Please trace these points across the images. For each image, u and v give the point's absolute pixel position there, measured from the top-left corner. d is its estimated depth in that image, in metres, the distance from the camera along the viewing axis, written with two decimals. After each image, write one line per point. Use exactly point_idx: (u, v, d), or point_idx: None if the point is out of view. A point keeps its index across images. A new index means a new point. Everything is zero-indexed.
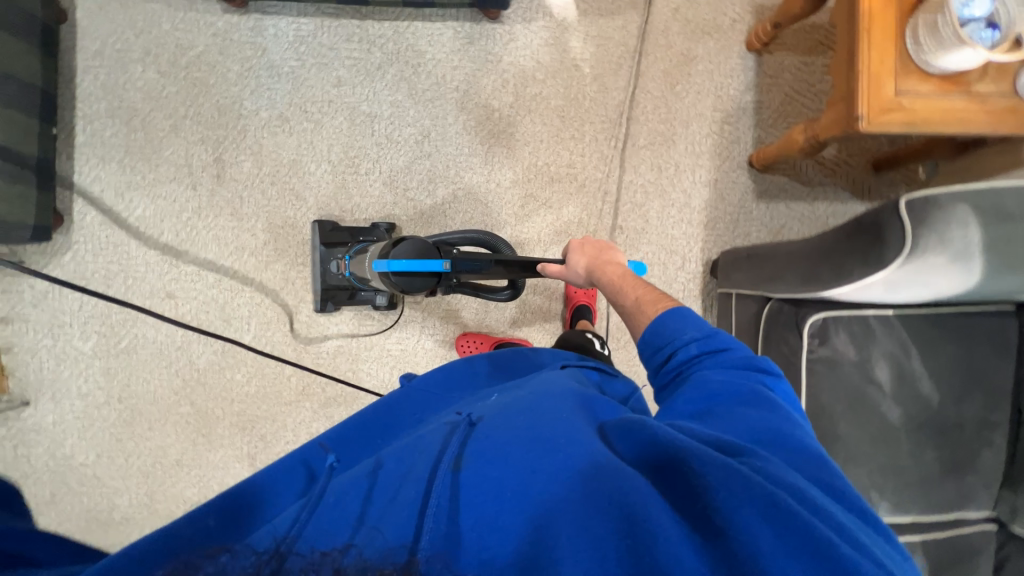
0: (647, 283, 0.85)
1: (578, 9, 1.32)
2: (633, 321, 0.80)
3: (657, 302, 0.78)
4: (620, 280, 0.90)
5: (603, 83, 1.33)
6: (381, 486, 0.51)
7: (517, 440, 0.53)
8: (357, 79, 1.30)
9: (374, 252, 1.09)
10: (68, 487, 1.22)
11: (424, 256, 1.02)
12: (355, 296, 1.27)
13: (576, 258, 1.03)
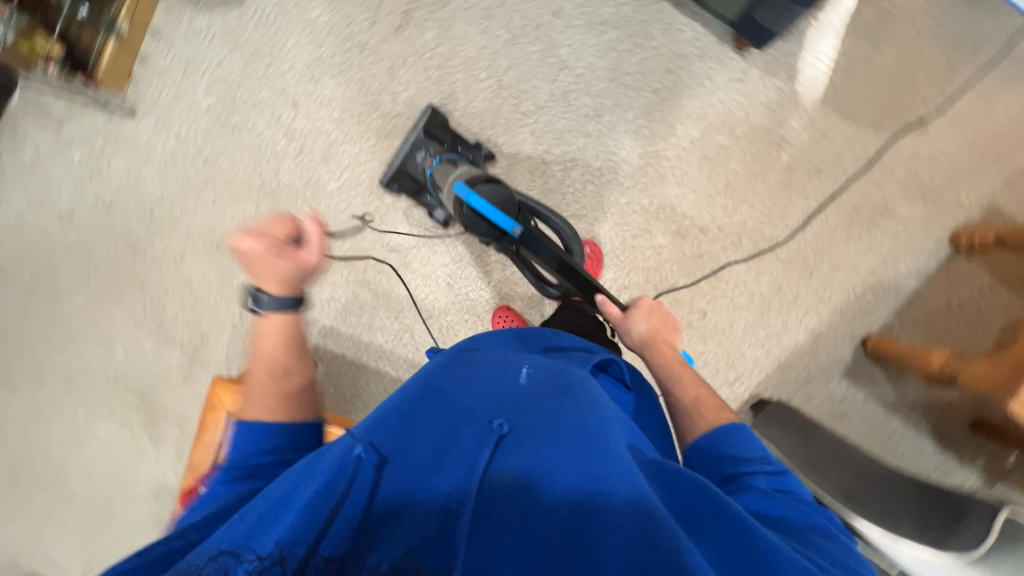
0: (703, 383, 0.85)
1: (823, 93, 1.18)
2: (686, 421, 0.79)
3: (713, 408, 0.78)
4: (675, 365, 0.89)
5: (791, 177, 1.21)
6: (401, 472, 0.54)
7: (558, 468, 0.54)
8: (575, 20, 1.20)
9: (461, 172, 1.06)
10: (130, 201, 1.36)
11: (501, 208, 0.99)
12: (422, 198, 1.28)
13: (635, 320, 0.96)
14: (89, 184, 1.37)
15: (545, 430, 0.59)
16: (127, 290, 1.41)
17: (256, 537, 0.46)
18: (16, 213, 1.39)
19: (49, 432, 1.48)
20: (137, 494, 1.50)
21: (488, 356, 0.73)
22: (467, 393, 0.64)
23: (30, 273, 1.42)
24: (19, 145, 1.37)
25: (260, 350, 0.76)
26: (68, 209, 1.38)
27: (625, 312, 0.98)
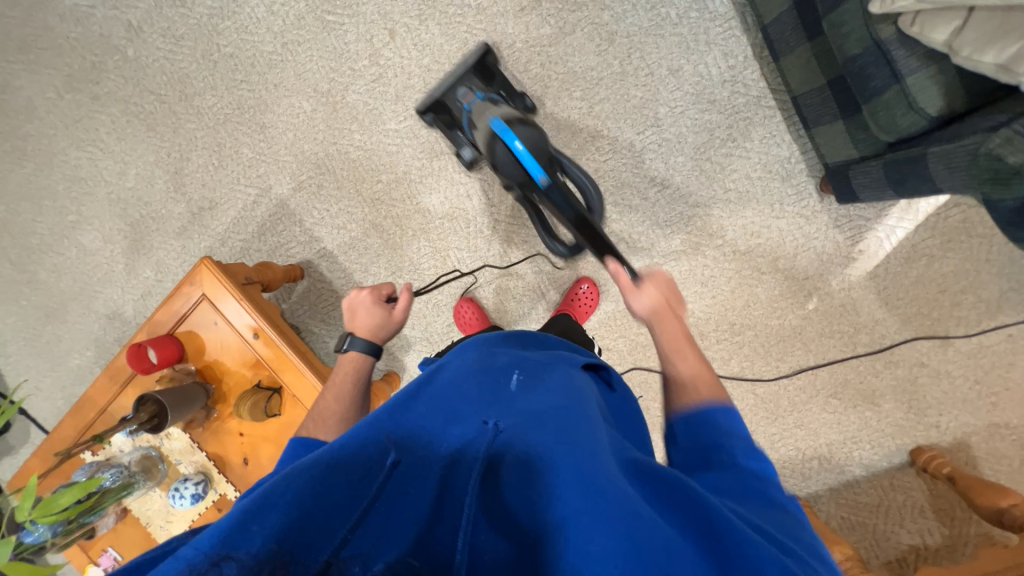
0: (701, 358, 0.74)
1: (873, 268, 1.17)
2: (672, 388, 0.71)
3: (708, 385, 0.68)
4: (673, 338, 0.77)
5: (803, 328, 1.21)
6: (402, 477, 0.50)
7: (554, 465, 0.49)
8: (688, 86, 1.16)
9: (499, 107, 0.95)
10: (200, 45, 1.34)
11: (536, 151, 0.89)
12: (454, 132, 1.15)
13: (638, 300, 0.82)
14: (167, 10, 1.34)
15: (542, 425, 0.55)
16: (162, 125, 1.40)
17: (251, 537, 0.39)
18: (91, 4, 1.38)
19: (41, 217, 1.52)
20: (94, 310, 1.55)
21: (481, 360, 0.69)
22: (463, 401, 0.61)
23: (80, 66, 1.41)
24: None
25: (334, 381, 0.97)
26: (138, 24, 1.36)
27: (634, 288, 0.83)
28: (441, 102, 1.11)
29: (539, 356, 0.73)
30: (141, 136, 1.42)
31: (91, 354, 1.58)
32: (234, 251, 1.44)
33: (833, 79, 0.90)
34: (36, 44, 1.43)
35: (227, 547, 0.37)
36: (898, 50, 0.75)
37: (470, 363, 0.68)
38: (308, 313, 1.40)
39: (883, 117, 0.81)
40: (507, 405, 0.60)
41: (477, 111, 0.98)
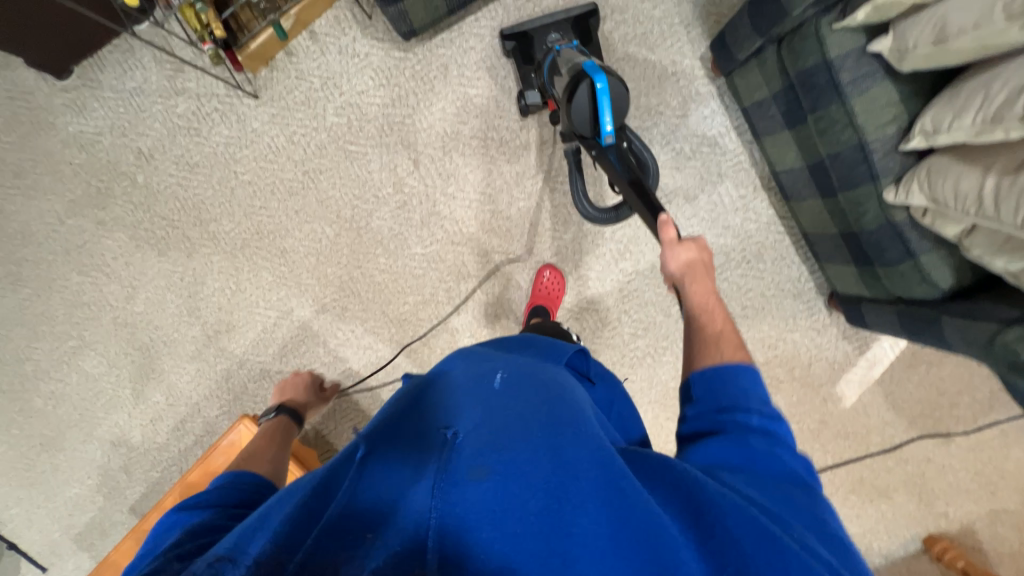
0: (730, 319, 0.75)
1: (880, 375, 1.26)
2: (697, 348, 0.71)
3: (733, 346, 0.68)
4: (702, 292, 0.81)
5: (821, 430, 1.29)
6: (374, 482, 0.48)
7: (520, 460, 0.47)
8: (703, 213, 1.24)
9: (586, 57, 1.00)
10: (216, 172, 1.33)
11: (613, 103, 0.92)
12: (528, 75, 1.20)
13: (679, 252, 0.85)
14: (181, 138, 1.33)
15: (506, 424, 0.51)
16: (175, 249, 1.37)
17: (247, 542, 0.44)
18: (97, 130, 1.35)
19: (37, 343, 1.44)
20: (97, 437, 1.47)
21: (464, 369, 0.66)
22: (442, 405, 0.57)
23: (84, 192, 1.37)
24: (128, 69, 1.32)
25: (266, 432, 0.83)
26: (148, 151, 1.34)
27: (674, 241, 0.87)
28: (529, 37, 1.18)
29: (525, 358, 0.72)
30: (152, 260, 1.38)
31: (92, 484, 1.49)
32: (253, 371, 1.41)
33: (844, 235, 0.99)
34: (35, 169, 1.38)
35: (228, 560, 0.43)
36: (911, 232, 0.84)
37: (461, 370, 0.66)
38: (332, 434, 1.35)
39: (898, 282, 0.90)
40: (481, 399, 0.57)
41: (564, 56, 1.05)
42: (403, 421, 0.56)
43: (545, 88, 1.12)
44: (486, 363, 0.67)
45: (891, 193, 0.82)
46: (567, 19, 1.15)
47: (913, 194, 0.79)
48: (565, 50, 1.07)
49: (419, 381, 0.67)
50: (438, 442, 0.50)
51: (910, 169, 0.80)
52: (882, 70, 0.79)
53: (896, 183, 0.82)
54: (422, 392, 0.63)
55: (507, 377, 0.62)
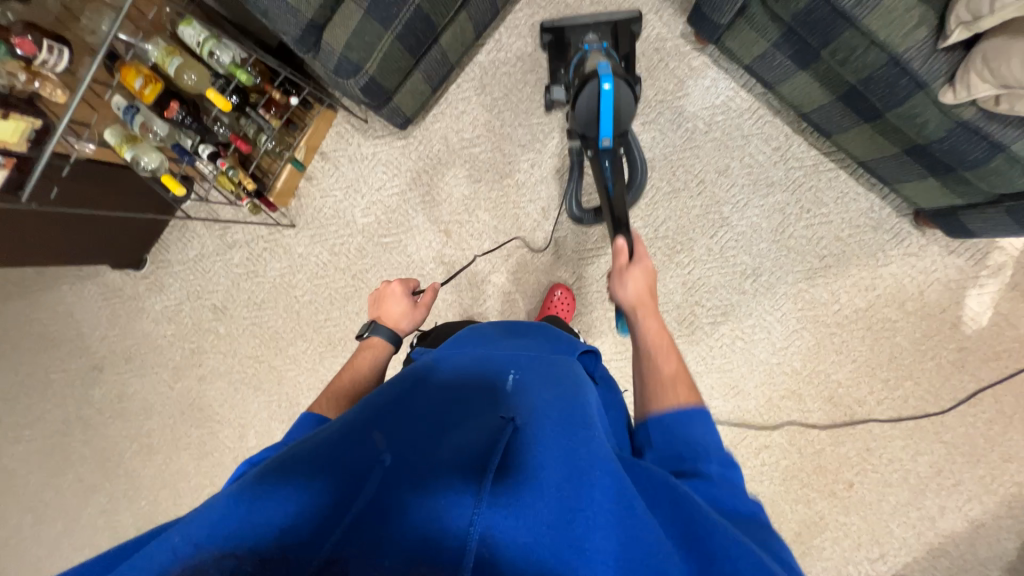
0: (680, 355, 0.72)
1: (1008, 281, 1.11)
2: (645, 388, 0.69)
3: (686, 388, 0.66)
4: (655, 328, 0.77)
5: (963, 358, 1.14)
6: (386, 471, 0.48)
7: (548, 457, 0.48)
8: (742, 180, 1.19)
9: (603, 57, 0.96)
10: (280, 302, 1.45)
11: (620, 105, 0.92)
12: (558, 69, 1.12)
13: (630, 279, 0.85)
14: (245, 283, 1.47)
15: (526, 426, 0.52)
16: (265, 381, 1.49)
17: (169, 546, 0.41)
18: (177, 302, 1.52)
19: (178, 501, 1.59)
20: None
21: (479, 361, 0.67)
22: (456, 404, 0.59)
23: (182, 356, 1.54)
24: (188, 241, 1.50)
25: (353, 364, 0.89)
26: (222, 304, 1.49)
27: (626, 266, 0.87)
28: (565, 31, 1.09)
29: (534, 352, 0.73)
30: (250, 397, 1.51)
31: None
32: None
33: (908, 151, 0.90)
34: (140, 351, 1.57)
35: (226, 547, 0.41)
36: (989, 124, 0.75)
37: (473, 359, 0.68)
38: None
39: (996, 178, 0.80)
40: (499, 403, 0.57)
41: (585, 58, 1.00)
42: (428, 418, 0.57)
43: (560, 79, 1.10)
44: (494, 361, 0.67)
45: (949, 95, 0.74)
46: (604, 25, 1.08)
47: (977, 88, 0.70)
48: (594, 49, 1.01)
49: (428, 373, 0.66)
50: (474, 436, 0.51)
51: (961, 64, 0.73)
52: None
53: (950, 82, 0.74)
54: (441, 378, 0.64)
55: (522, 377, 0.63)
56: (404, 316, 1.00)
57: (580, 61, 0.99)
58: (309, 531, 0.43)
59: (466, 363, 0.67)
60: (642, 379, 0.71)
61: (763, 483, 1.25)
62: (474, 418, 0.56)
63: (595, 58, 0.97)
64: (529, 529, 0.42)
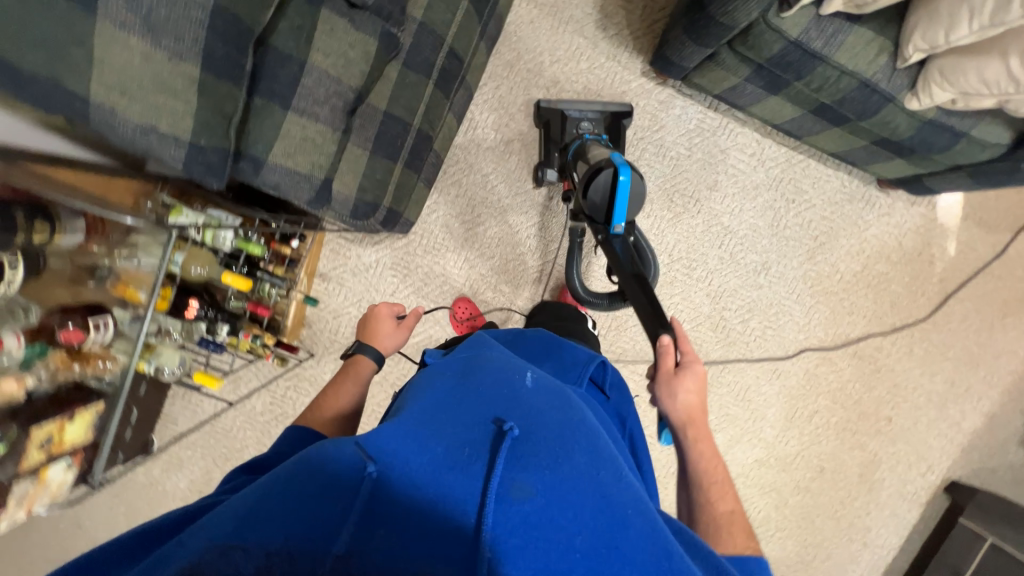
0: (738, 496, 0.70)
1: (961, 215, 1.30)
2: (710, 522, 0.66)
3: (745, 536, 0.64)
4: (708, 455, 0.73)
5: (945, 287, 1.33)
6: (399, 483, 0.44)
7: (567, 476, 0.46)
8: (732, 190, 1.28)
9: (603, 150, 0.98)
10: None
11: (633, 198, 0.90)
12: (552, 150, 1.20)
13: (677, 389, 0.76)
14: (276, 428, 1.37)
15: (552, 441, 0.49)
16: None
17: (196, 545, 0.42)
18: (204, 472, 1.39)
19: None
20: None
21: (497, 363, 0.61)
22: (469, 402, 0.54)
23: None
24: (196, 406, 1.37)
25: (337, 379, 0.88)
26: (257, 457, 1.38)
27: (673, 372, 0.77)
28: (562, 114, 1.19)
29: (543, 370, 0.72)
30: None
31: None
32: None
33: (878, 145, 1.02)
34: None
35: (236, 540, 0.41)
36: (948, 118, 0.88)
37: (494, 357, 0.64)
38: None
39: (960, 155, 0.94)
40: (520, 404, 0.53)
41: (586, 152, 1.02)
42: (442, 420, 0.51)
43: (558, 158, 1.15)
44: (513, 364, 0.61)
45: (915, 102, 0.86)
46: (601, 113, 1.18)
47: (938, 96, 0.83)
48: (591, 139, 1.07)
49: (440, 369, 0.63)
50: (492, 446, 0.47)
51: (920, 75, 0.85)
52: (846, 21, 0.82)
53: (914, 90, 0.86)
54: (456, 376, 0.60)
55: (541, 381, 0.59)
56: (387, 336, 0.95)
57: (581, 149, 1.05)
58: (315, 530, 0.42)
59: (485, 361, 0.62)
60: (694, 514, 0.69)
61: (823, 442, 1.39)
62: (485, 413, 0.52)
63: (601, 150, 0.99)
64: (557, 555, 0.42)
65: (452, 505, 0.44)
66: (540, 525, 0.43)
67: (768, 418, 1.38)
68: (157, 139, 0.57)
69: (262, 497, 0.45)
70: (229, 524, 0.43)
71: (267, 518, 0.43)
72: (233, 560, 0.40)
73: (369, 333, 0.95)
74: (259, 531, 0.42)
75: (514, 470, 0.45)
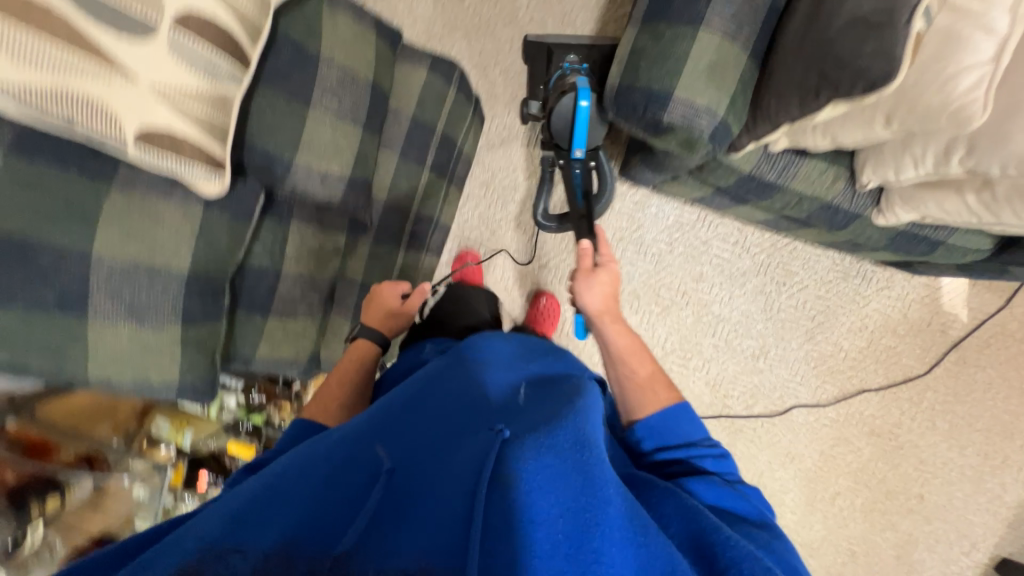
0: (652, 357, 0.72)
1: (967, 282, 1.25)
2: (632, 393, 0.68)
3: (665, 389, 0.67)
4: (625, 335, 0.74)
5: (963, 355, 1.26)
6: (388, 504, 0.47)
7: (551, 466, 0.46)
8: (718, 279, 1.28)
9: (573, 69, 0.94)
10: None
11: (591, 131, 0.95)
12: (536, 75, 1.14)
13: (593, 284, 0.79)
14: None
15: (545, 426, 0.50)
16: None
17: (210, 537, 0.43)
18: None
19: None
20: None
21: (486, 367, 0.65)
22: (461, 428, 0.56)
23: None
24: None
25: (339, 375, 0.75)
26: None
27: (593, 270, 0.81)
28: (546, 40, 1.12)
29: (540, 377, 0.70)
30: None
31: None
32: None
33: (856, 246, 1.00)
34: None
35: (235, 544, 0.42)
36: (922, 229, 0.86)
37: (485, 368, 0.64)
38: None
39: (942, 257, 0.91)
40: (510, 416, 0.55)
41: (558, 72, 0.97)
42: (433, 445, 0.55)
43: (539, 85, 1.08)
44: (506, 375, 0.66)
45: (881, 219, 0.85)
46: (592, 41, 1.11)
47: (903, 216, 0.81)
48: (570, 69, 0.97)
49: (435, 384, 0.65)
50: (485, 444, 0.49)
51: (881, 196, 0.84)
52: (795, 154, 0.83)
53: (879, 208, 0.85)
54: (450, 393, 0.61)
55: (532, 392, 0.62)
56: (393, 320, 0.83)
57: (557, 69, 0.97)
58: (320, 534, 0.44)
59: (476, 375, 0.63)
60: (617, 387, 0.70)
61: (851, 526, 1.32)
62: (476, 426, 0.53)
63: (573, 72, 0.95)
64: (541, 537, 0.41)
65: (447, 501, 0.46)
66: (535, 493, 0.43)
67: (788, 504, 1.32)
68: (150, 391, 0.63)
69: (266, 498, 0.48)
70: (228, 524, 0.44)
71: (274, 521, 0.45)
72: (232, 560, 0.40)
73: (371, 318, 0.82)
74: (262, 533, 0.43)
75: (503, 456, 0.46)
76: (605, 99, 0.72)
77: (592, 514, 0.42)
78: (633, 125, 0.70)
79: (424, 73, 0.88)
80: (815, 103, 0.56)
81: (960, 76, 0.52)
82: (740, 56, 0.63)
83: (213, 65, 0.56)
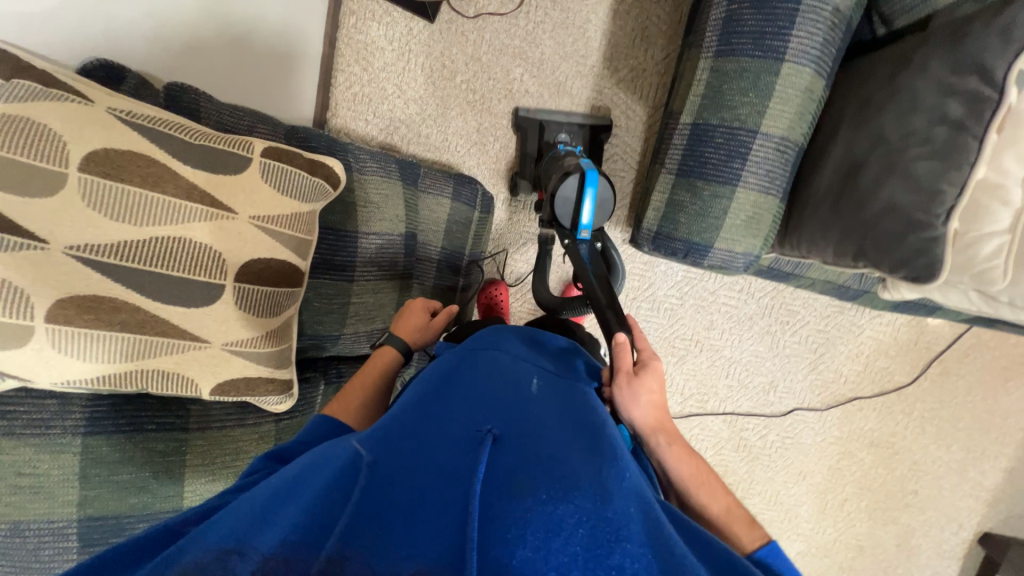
0: (731, 499, 0.47)
1: None
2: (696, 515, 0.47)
3: (740, 527, 0.45)
4: (683, 462, 0.49)
5: (947, 366, 1.39)
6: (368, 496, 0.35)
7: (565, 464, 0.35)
8: (728, 324, 1.35)
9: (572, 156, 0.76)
10: None
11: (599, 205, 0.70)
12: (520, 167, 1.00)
13: (641, 390, 0.51)
14: None
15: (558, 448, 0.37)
16: None
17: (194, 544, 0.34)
18: None
19: None
20: None
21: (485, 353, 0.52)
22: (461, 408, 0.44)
23: None
24: None
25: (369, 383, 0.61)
26: None
27: (631, 372, 0.53)
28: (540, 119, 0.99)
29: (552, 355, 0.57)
30: None
31: None
32: None
33: None
34: None
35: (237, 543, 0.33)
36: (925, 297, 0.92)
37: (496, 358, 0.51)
38: None
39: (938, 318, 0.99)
40: (516, 415, 0.42)
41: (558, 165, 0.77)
42: (432, 423, 0.43)
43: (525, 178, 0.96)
44: (526, 357, 0.52)
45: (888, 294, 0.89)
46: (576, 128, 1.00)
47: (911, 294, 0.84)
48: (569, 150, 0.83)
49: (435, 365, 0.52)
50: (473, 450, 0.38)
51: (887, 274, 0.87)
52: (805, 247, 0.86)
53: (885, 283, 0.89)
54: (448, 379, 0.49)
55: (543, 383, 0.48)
56: (422, 333, 0.69)
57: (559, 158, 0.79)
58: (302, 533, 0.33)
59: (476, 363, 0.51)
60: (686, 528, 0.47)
61: (859, 526, 1.46)
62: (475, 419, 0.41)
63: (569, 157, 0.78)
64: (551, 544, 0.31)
65: (430, 504, 0.34)
66: (524, 537, 0.31)
67: (804, 515, 1.45)
68: None
69: (262, 496, 0.38)
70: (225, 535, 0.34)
71: (269, 523, 0.35)
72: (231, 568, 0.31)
73: (401, 326, 0.68)
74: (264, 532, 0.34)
75: (506, 481, 0.35)
76: (640, 234, 0.74)
77: (592, 549, 0.30)
78: (673, 259, 0.73)
79: (449, 201, 0.85)
80: (851, 264, 0.61)
81: (983, 242, 0.57)
82: (776, 205, 0.66)
83: (271, 298, 0.54)
